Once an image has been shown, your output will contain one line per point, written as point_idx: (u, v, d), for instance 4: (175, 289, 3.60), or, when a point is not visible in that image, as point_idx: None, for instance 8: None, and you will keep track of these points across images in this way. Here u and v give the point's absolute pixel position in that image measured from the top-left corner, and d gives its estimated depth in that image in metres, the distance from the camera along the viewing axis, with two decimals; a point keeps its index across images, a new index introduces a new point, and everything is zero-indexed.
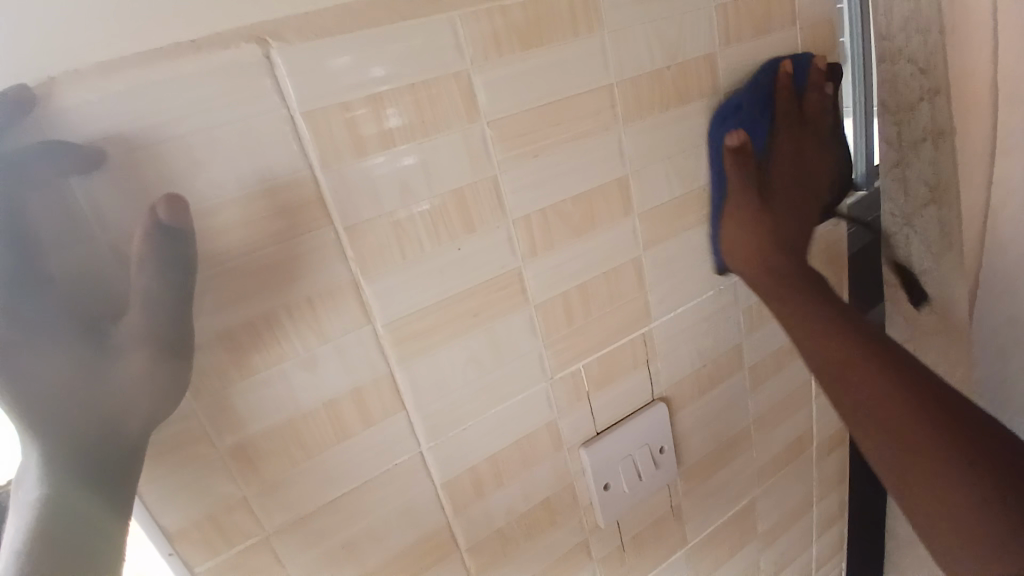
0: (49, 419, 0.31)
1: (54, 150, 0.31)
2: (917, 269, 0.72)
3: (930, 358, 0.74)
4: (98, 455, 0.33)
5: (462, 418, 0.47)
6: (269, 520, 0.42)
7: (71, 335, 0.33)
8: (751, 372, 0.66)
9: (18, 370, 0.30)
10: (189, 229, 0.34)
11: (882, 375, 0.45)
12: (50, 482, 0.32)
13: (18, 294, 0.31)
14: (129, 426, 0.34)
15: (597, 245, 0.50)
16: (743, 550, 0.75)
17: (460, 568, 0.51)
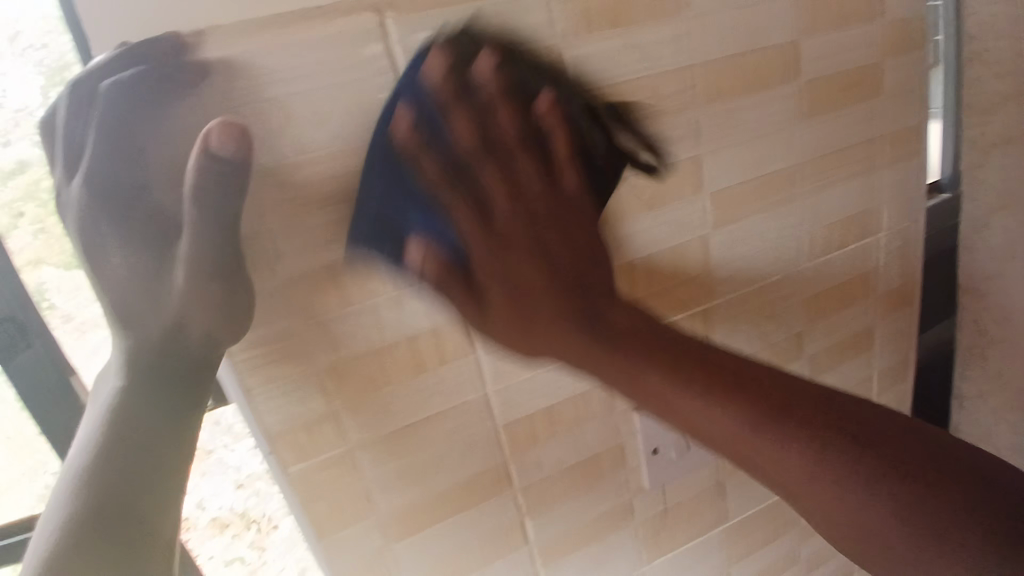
0: (127, 315, 0.39)
1: (164, 90, 0.36)
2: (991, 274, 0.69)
3: (994, 368, 0.73)
4: (164, 368, 0.40)
5: (526, 367, 0.52)
6: (351, 436, 0.47)
7: (150, 251, 0.38)
8: (807, 361, 0.67)
9: (107, 273, 0.38)
10: (241, 155, 0.35)
11: (704, 409, 0.38)
12: (126, 378, 0.40)
13: (113, 209, 0.37)
14: (189, 338, 0.40)
15: (665, 219, 0.53)
16: (781, 537, 0.77)
17: (511, 508, 0.56)
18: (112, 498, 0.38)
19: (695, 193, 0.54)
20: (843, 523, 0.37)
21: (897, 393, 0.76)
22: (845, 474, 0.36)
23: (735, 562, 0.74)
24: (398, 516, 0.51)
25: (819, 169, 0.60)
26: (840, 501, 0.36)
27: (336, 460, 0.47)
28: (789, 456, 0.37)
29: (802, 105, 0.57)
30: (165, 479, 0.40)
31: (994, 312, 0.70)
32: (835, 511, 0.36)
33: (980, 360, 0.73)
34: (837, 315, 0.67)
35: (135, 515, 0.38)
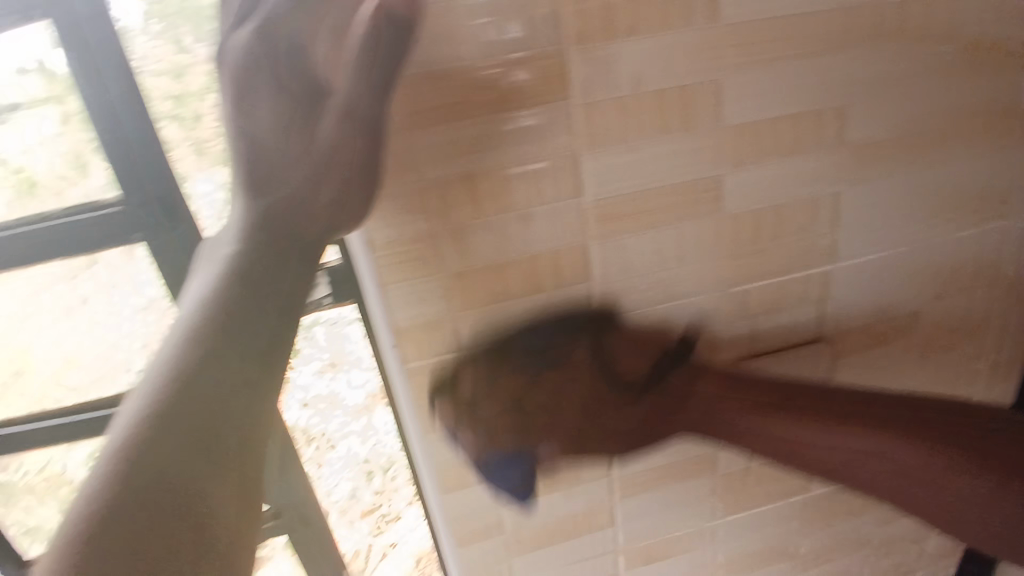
0: (271, 169, 0.44)
1: None
2: None
3: None
4: (289, 238, 0.44)
5: (633, 306, 0.52)
6: (466, 341, 0.50)
7: (298, 114, 0.44)
8: (923, 342, 0.63)
9: (258, 125, 0.43)
10: (405, 29, 0.37)
11: (765, 423, 0.50)
12: (249, 242, 0.43)
13: (280, 70, 0.42)
14: (313, 211, 0.43)
15: (800, 169, 0.50)
16: (860, 517, 0.75)
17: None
18: (193, 417, 0.36)
19: (833, 146, 0.50)
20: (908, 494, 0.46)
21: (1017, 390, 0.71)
22: (948, 469, 0.44)
23: (807, 530, 0.73)
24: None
25: (985, 132, 0.53)
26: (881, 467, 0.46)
27: (446, 365, 0.51)
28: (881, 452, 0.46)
29: (972, 55, 0.50)
30: (255, 387, 0.40)
31: None
32: (882, 475, 0.46)
33: None
34: (970, 300, 0.62)
35: (214, 427, 0.37)
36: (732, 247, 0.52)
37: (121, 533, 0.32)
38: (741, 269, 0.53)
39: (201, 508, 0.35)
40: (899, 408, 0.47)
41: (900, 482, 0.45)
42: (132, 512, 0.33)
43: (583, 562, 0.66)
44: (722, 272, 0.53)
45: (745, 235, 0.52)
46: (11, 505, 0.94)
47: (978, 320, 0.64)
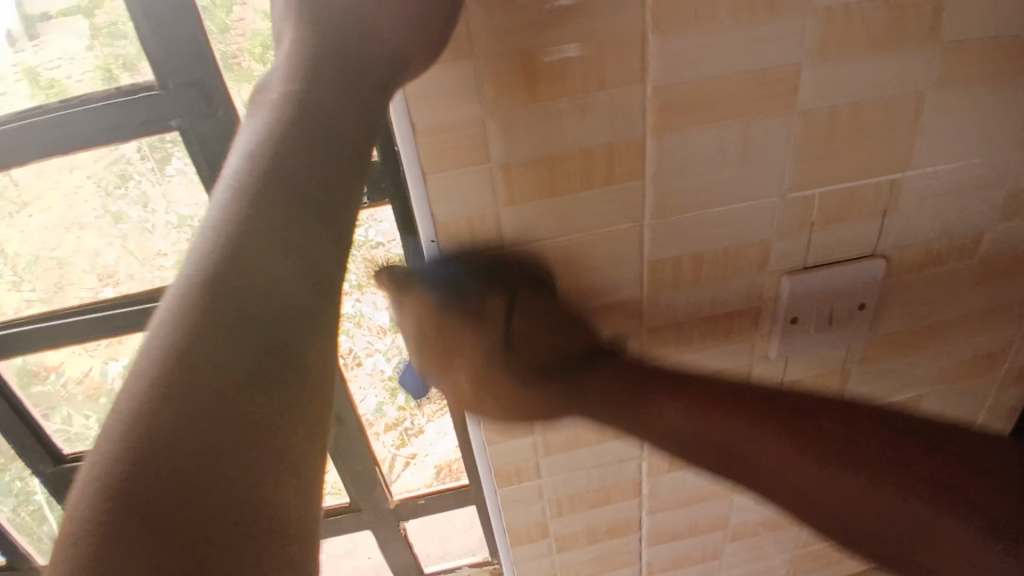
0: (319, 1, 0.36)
1: None
2: None
3: None
4: (341, 90, 0.35)
5: (690, 210, 0.49)
6: (507, 237, 0.48)
7: None
8: (983, 266, 0.60)
9: None
10: None
11: (727, 426, 0.39)
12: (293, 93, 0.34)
13: None
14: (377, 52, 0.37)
15: (889, 65, 0.45)
16: None
17: (637, 346, 0.56)
18: (234, 299, 0.29)
19: (932, 36, 0.45)
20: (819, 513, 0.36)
21: None
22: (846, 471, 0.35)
23: None
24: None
25: None
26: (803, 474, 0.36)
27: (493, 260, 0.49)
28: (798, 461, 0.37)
29: None
30: (304, 289, 0.31)
31: None
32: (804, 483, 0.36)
33: None
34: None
35: (265, 322, 0.29)
36: (806, 147, 0.48)
37: (172, 429, 0.26)
38: (809, 173, 0.49)
39: (277, 413, 0.29)
40: (844, 419, 0.37)
41: (796, 485, 0.37)
42: (203, 407, 0.27)
43: (610, 468, 0.67)
44: (790, 175, 0.49)
45: (822, 134, 0.47)
46: (50, 415, 0.89)
47: None
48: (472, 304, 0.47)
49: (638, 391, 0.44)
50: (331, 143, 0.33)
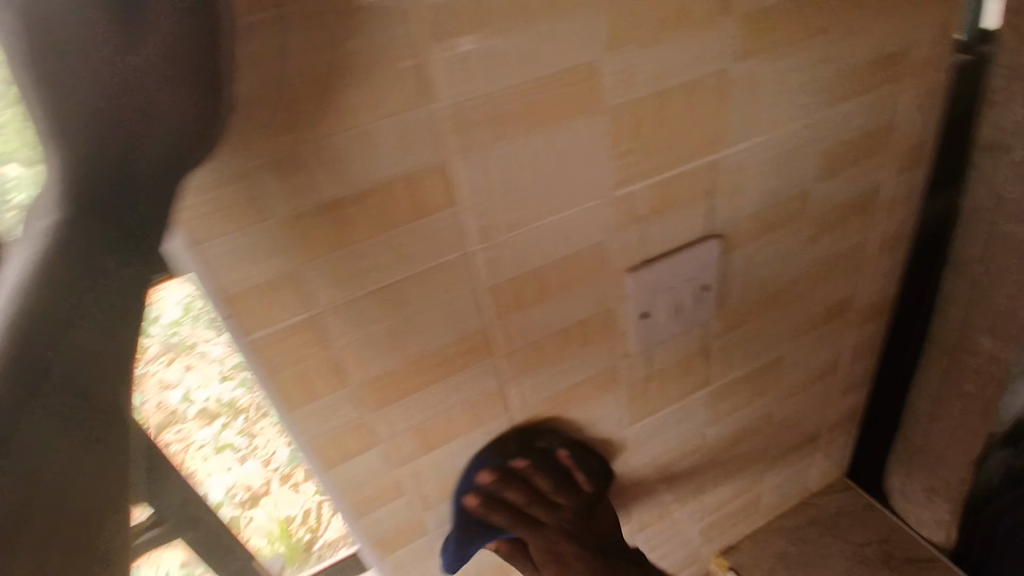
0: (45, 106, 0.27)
1: None
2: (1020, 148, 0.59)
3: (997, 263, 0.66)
4: (103, 215, 0.29)
5: (514, 227, 0.46)
6: (317, 298, 0.42)
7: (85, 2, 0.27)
8: (813, 226, 0.61)
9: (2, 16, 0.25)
10: None
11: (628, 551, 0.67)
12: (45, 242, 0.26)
13: None
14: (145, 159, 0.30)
15: (688, 50, 0.43)
16: (760, 401, 0.77)
17: (495, 372, 0.54)
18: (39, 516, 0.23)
19: (723, 15, 0.43)
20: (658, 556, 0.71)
21: (897, 261, 0.72)
22: None
23: (712, 422, 0.75)
24: (374, 382, 0.48)
25: None
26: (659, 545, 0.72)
27: (306, 323, 0.42)
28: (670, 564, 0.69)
29: None
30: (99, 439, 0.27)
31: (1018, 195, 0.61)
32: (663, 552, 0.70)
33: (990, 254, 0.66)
34: (855, 175, 0.60)
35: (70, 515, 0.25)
36: (618, 144, 0.45)
37: None
38: (626, 169, 0.47)
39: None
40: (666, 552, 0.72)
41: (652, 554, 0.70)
42: None
43: None
44: (609, 175, 0.47)
45: (631, 129, 0.45)
46: None
47: (861, 197, 0.62)
48: (559, 477, 0.62)
49: (607, 556, 0.64)
50: (96, 283, 0.27)
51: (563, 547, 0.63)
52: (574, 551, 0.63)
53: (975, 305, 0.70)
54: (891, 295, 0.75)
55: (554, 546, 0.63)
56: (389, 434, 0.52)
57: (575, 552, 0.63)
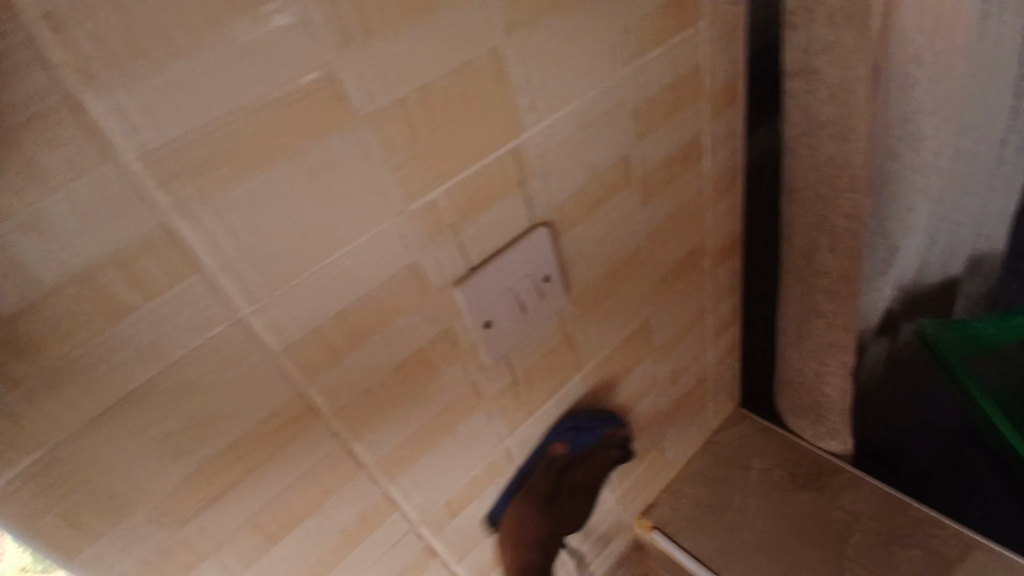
0: None
1: None
2: (821, 69, 0.56)
3: (823, 192, 0.63)
4: None
5: (293, 275, 0.38)
6: (50, 424, 0.33)
7: None
8: (640, 187, 0.58)
9: None
10: None
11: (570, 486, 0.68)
12: None
13: None
14: None
15: (442, 32, 0.37)
16: (639, 366, 0.76)
17: (331, 435, 0.46)
18: None
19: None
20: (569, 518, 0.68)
21: (733, 199, 0.72)
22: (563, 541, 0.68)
23: (596, 401, 0.72)
24: (175, 489, 0.40)
25: None
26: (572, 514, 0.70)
27: (44, 462, 0.34)
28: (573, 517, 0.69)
29: None
30: None
31: (832, 124, 0.58)
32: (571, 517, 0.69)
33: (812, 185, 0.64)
34: (669, 127, 0.57)
35: None
36: (394, 152, 0.38)
37: None
38: (415, 178, 0.40)
39: None
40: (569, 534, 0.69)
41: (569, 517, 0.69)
42: None
43: (389, 554, 0.57)
44: (397, 189, 0.39)
45: (405, 132, 0.38)
46: None
47: (682, 147, 0.60)
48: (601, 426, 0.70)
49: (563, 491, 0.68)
50: None
51: (541, 480, 0.66)
52: (561, 475, 0.67)
53: (814, 228, 0.67)
54: (734, 231, 0.75)
55: (541, 478, 0.66)
56: (221, 534, 0.44)
57: (560, 474, 0.67)
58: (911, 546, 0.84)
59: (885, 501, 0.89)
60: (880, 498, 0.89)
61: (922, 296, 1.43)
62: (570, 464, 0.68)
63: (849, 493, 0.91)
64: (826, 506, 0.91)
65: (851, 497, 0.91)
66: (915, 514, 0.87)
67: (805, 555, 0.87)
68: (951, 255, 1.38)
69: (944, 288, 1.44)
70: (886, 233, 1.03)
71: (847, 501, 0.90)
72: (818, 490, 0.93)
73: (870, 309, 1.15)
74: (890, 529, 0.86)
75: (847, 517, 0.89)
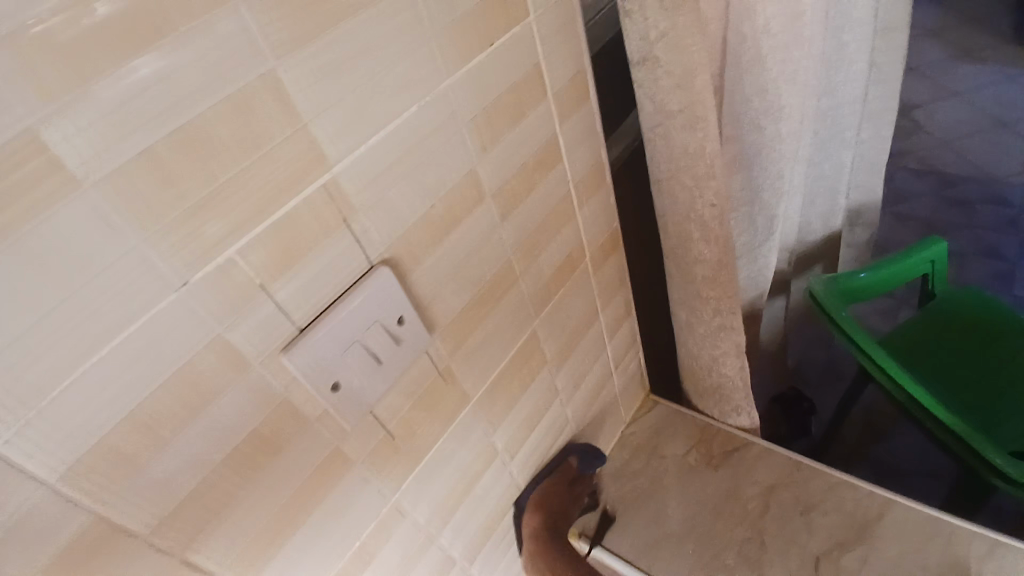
0: None
1: None
2: (662, 57, 0.53)
3: (687, 181, 0.61)
4: None
5: (47, 391, 0.30)
6: None
7: None
8: (498, 200, 0.53)
9: None
10: None
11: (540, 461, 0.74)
12: None
13: None
14: None
15: (190, 63, 0.30)
16: (536, 383, 0.71)
17: (154, 552, 0.38)
18: None
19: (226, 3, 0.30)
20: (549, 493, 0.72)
21: (603, 194, 0.69)
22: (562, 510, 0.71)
23: (495, 428, 0.67)
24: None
25: None
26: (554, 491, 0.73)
27: None
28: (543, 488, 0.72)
29: None
30: None
31: (685, 111, 0.56)
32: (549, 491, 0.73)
33: (676, 175, 0.62)
34: (518, 132, 0.53)
35: None
36: (155, 219, 0.31)
37: None
38: (193, 244, 0.33)
39: None
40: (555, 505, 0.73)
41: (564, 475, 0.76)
42: None
43: None
44: (169, 260, 0.33)
45: (164, 193, 0.31)
46: None
47: (537, 151, 0.56)
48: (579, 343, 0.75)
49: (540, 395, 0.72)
50: None
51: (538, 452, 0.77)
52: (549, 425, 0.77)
53: (683, 218, 0.65)
54: (612, 227, 0.72)
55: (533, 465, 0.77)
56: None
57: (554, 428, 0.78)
58: (826, 512, 0.86)
59: (796, 469, 0.91)
60: (790, 467, 0.91)
61: (809, 252, 1.49)
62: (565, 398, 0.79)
63: (761, 466, 0.92)
64: (741, 482, 0.91)
65: (764, 469, 0.92)
66: (825, 478, 0.89)
67: (728, 535, 0.87)
68: (830, 210, 1.43)
69: (828, 242, 1.51)
70: (765, 203, 1.05)
71: (761, 474, 0.91)
72: (732, 467, 0.93)
73: (761, 276, 1.18)
74: (803, 496, 0.88)
75: (762, 491, 0.90)
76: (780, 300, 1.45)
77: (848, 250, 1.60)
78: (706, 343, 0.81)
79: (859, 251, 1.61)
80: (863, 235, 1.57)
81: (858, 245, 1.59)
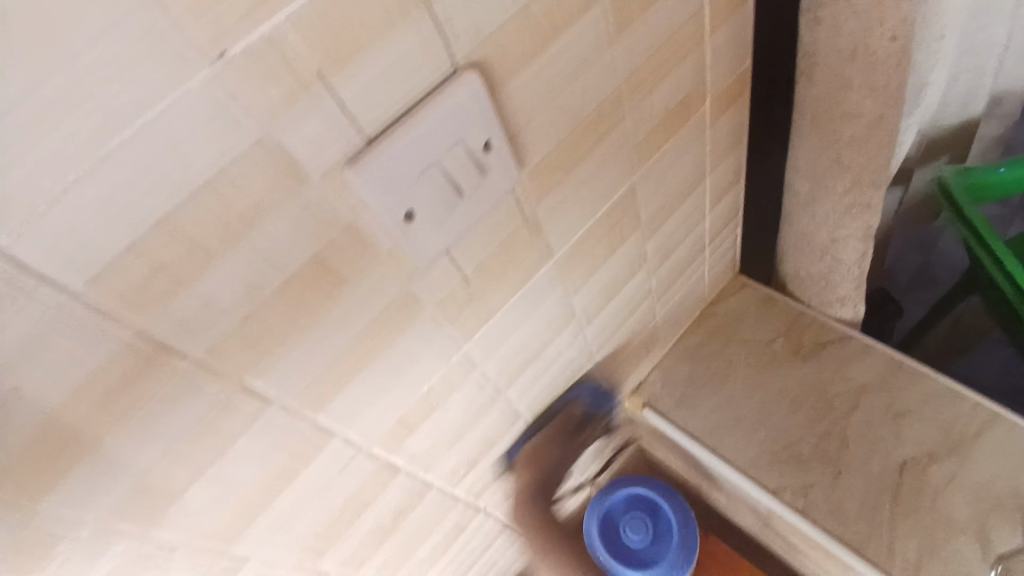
0: None
1: None
2: None
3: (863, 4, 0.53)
4: None
5: (46, 181, 0.24)
6: None
7: None
8: (614, 7, 0.42)
9: None
10: None
11: (718, 359, 0.90)
12: None
13: None
14: None
15: None
16: (624, 247, 0.62)
17: (219, 382, 0.36)
18: None
19: None
20: (715, 372, 0.89)
21: (740, 20, 0.55)
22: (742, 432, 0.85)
23: (576, 290, 0.60)
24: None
25: None
26: (723, 393, 0.88)
27: None
28: (722, 402, 0.87)
29: None
30: None
31: None
32: (723, 374, 0.89)
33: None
34: None
35: None
36: None
37: None
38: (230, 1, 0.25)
39: None
40: (732, 400, 0.87)
41: (716, 363, 0.90)
42: None
43: (335, 485, 0.50)
44: (194, 24, 0.25)
45: None
46: None
47: None
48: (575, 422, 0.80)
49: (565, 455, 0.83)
50: None
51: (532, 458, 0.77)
52: (556, 450, 0.80)
53: (846, 58, 0.58)
54: (742, 68, 0.59)
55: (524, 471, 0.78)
56: (81, 520, 0.36)
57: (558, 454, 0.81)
58: (922, 418, 0.81)
59: (897, 370, 0.84)
60: (890, 367, 0.85)
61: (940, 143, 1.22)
62: (574, 438, 0.82)
63: (858, 363, 0.86)
64: (831, 378, 0.86)
65: (860, 366, 0.86)
66: (927, 383, 0.82)
67: (806, 428, 0.84)
68: (975, 93, 1.15)
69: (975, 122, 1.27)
70: (918, 65, 0.86)
71: (856, 371, 0.86)
72: (824, 359, 0.87)
73: (895, 158, 0.99)
74: (899, 399, 0.83)
75: (855, 389, 0.85)
76: (896, 192, 1.25)
77: (977, 145, 1.28)
78: (828, 203, 0.73)
79: (987, 147, 1.29)
80: (996, 127, 1.25)
81: (989, 141, 1.28)
